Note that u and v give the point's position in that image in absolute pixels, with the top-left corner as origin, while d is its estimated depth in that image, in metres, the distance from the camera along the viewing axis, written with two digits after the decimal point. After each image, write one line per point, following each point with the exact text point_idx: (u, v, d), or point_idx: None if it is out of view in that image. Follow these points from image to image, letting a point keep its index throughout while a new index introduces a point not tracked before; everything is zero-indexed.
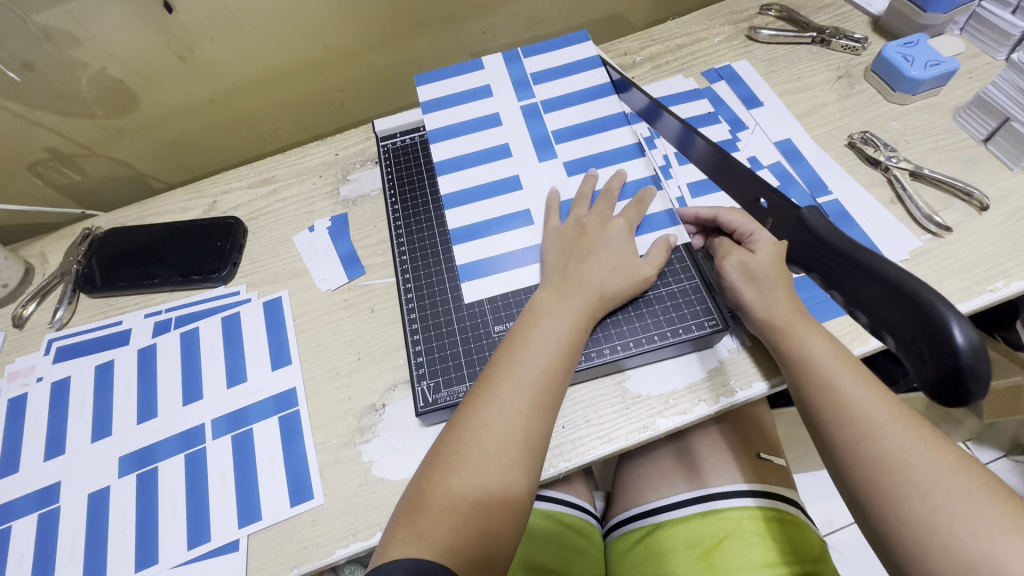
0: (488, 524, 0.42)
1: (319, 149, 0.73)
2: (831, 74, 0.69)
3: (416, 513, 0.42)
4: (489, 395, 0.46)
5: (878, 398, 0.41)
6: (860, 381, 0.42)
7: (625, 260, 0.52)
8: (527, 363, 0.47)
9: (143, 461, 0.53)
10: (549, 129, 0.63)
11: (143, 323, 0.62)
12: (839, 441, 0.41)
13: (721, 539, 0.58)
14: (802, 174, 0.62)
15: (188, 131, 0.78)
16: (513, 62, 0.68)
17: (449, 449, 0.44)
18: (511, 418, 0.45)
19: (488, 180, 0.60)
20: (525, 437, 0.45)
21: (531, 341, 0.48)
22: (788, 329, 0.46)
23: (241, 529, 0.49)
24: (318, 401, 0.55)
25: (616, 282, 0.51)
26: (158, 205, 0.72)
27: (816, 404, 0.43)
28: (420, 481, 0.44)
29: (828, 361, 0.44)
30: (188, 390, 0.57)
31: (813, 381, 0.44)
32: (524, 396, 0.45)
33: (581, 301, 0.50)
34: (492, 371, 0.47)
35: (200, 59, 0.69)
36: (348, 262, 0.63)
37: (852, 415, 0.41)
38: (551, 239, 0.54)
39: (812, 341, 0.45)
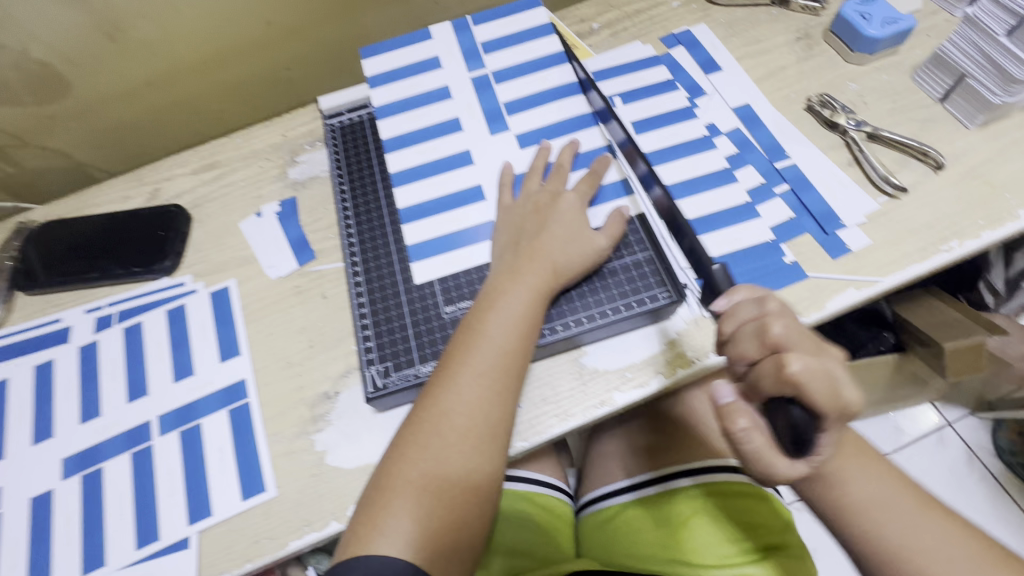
0: (452, 515, 0.42)
1: (266, 130, 0.70)
2: (790, 36, 0.67)
3: (374, 509, 0.41)
4: (447, 382, 0.45)
5: (932, 533, 0.43)
6: (915, 514, 0.44)
7: (578, 232, 0.50)
8: (483, 350, 0.45)
9: (87, 462, 0.51)
10: (501, 102, 0.61)
11: (83, 319, 0.59)
12: (855, 536, 0.44)
13: (687, 518, 0.57)
14: (760, 139, 0.60)
15: (126, 117, 0.74)
16: (462, 32, 0.65)
17: (408, 441, 0.44)
18: (469, 406, 0.44)
19: (438, 157, 0.58)
20: (484, 423, 0.44)
21: (488, 325, 0.46)
22: (839, 479, 0.44)
23: (191, 526, 0.47)
24: (269, 392, 0.53)
25: (569, 257, 0.49)
26: (97, 195, 0.68)
27: (864, 548, 0.44)
28: (379, 472, 0.44)
29: (876, 498, 0.44)
30: (133, 386, 0.54)
31: (857, 531, 0.44)
32: (482, 381, 0.44)
33: (535, 278, 0.48)
34: (449, 357, 0.46)
35: (131, 39, 0.65)
36: (298, 248, 0.61)
37: (901, 558, 0.43)
38: (505, 216, 0.53)
39: (859, 481, 0.44)
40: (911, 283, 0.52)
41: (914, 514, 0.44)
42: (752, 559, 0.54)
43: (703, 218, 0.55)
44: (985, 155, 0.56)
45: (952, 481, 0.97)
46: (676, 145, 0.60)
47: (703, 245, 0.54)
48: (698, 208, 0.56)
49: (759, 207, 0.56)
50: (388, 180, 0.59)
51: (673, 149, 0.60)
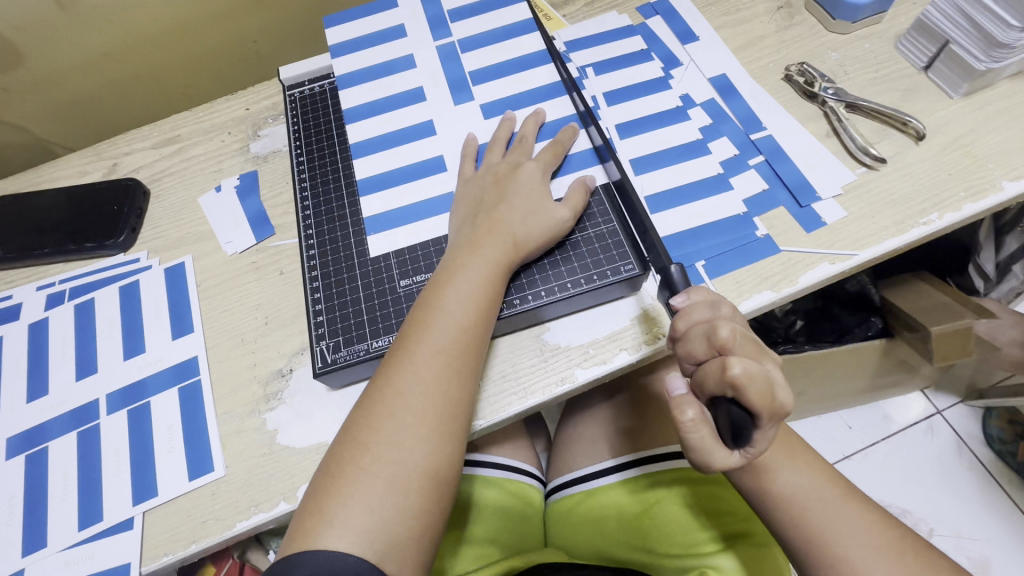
0: (408, 504, 0.38)
1: (229, 104, 0.68)
2: (771, 5, 0.64)
3: (323, 499, 0.38)
4: (401, 360, 0.42)
5: (858, 524, 0.43)
6: (840, 506, 0.43)
7: (538, 204, 0.48)
8: (439, 325, 0.43)
9: (31, 442, 0.49)
10: (466, 71, 0.58)
11: (34, 296, 0.57)
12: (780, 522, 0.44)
13: (651, 505, 0.55)
14: (735, 110, 0.58)
15: (87, 91, 0.71)
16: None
17: (361, 425, 0.41)
18: (426, 384, 0.41)
19: (399, 128, 0.56)
20: (442, 404, 0.41)
21: (444, 299, 0.44)
22: (768, 467, 0.44)
23: (136, 507, 0.46)
24: (221, 370, 0.51)
25: (531, 230, 0.47)
26: (55, 170, 0.66)
27: (790, 536, 0.44)
28: (330, 457, 0.41)
29: (802, 488, 0.44)
30: (82, 364, 0.53)
31: (783, 518, 0.44)
32: (438, 358, 0.42)
33: (495, 250, 0.46)
34: (404, 335, 0.43)
35: (85, 7, 0.63)
36: (257, 223, 0.59)
37: (823, 545, 0.42)
38: (465, 187, 0.51)
39: (786, 472, 0.44)
40: (888, 259, 0.50)
41: (838, 505, 0.43)
42: (720, 547, 0.51)
43: (672, 191, 0.53)
44: (968, 125, 0.54)
45: (939, 468, 0.95)
46: (647, 116, 0.58)
47: (671, 219, 0.52)
48: (667, 181, 0.54)
49: (732, 179, 0.54)
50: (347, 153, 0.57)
51: (644, 121, 0.58)
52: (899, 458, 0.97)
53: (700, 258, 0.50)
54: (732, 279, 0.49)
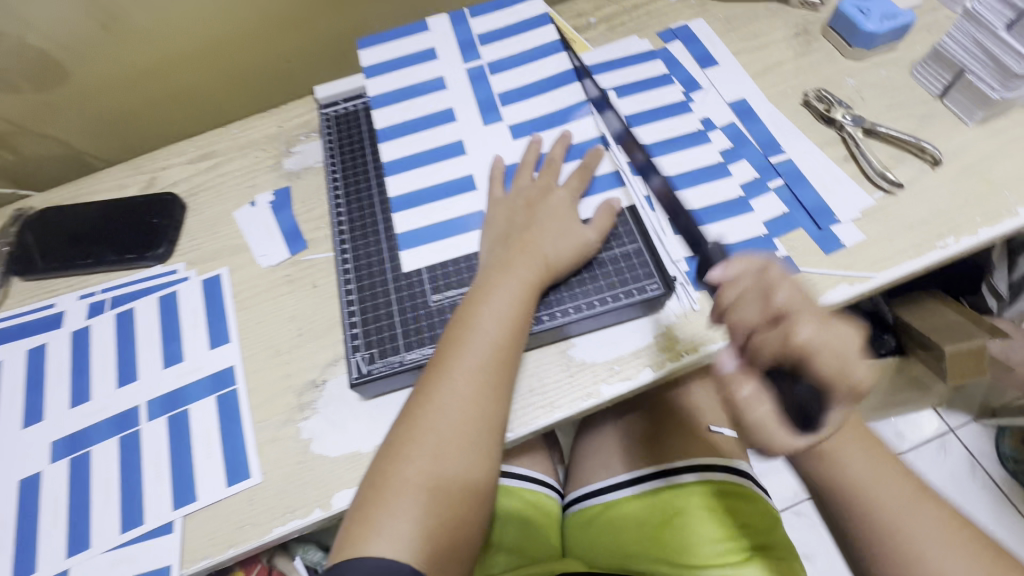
0: (450, 513, 0.41)
1: (263, 121, 0.71)
2: (789, 31, 0.67)
3: (367, 509, 0.40)
4: (440, 375, 0.44)
5: (930, 519, 0.43)
6: (909, 502, 0.44)
7: (568, 226, 0.50)
8: (474, 341, 0.45)
9: (75, 445, 0.51)
10: (495, 93, 0.61)
11: (76, 305, 0.60)
12: (849, 511, 0.45)
13: (671, 517, 0.56)
14: (755, 134, 0.60)
15: (126, 107, 0.74)
16: (459, 24, 0.65)
17: (402, 438, 0.42)
18: (463, 400, 0.43)
19: (430, 146, 0.58)
20: (480, 418, 0.43)
21: (478, 316, 0.46)
22: (834, 455, 0.45)
23: (175, 511, 0.47)
24: (257, 379, 0.53)
25: (561, 253, 0.49)
26: (95, 183, 0.69)
27: (854, 523, 0.44)
28: (372, 471, 0.42)
29: (868, 480, 0.44)
30: (123, 372, 0.55)
31: (852, 507, 0.44)
32: (476, 374, 0.43)
33: (526, 270, 0.48)
34: (441, 351, 0.45)
35: (128, 27, 0.66)
36: (290, 237, 0.61)
37: (895, 535, 0.43)
38: (497, 207, 0.53)
39: (855, 463, 0.45)
40: (907, 280, 0.51)
41: (909, 501, 0.44)
42: (746, 557, 0.54)
43: (695, 212, 0.55)
44: (983, 152, 0.55)
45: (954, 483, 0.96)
46: (669, 138, 0.60)
47: (692, 240, 0.54)
48: (689, 201, 0.56)
49: (753, 201, 0.56)
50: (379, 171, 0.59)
51: (665, 143, 0.60)
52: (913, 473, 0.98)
53: None
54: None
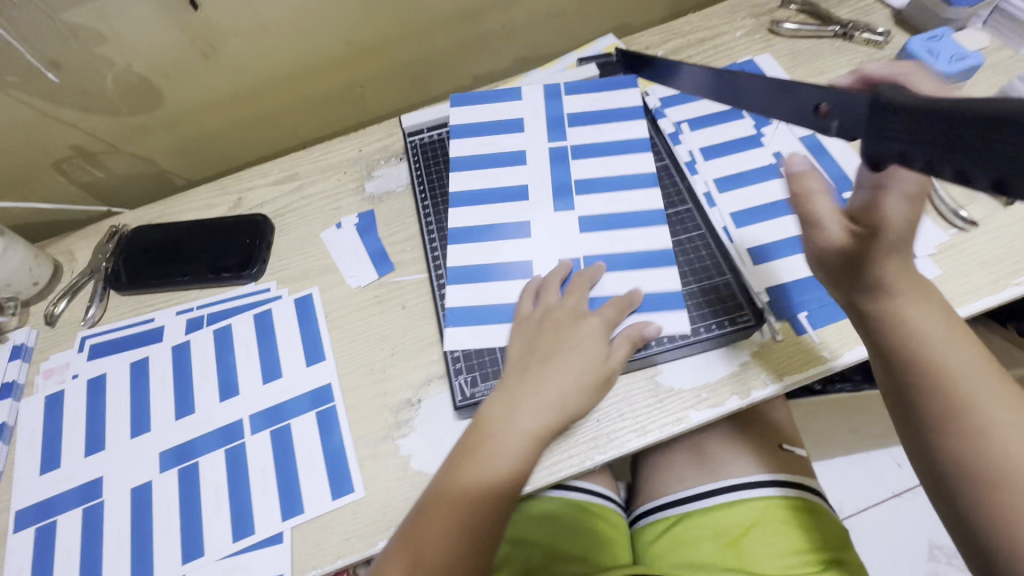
0: (481, 532, 0.45)
1: (343, 145, 0.74)
2: (854, 68, 0.69)
3: (423, 516, 0.45)
4: (511, 406, 0.48)
5: (1002, 402, 0.39)
6: (987, 382, 0.40)
7: (592, 361, 0.50)
8: (545, 407, 0.48)
9: (183, 456, 0.54)
10: (573, 177, 0.61)
11: (175, 320, 0.63)
12: (921, 382, 0.41)
13: (747, 527, 0.58)
14: (826, 169, 0.62)
15: (209, 128, 0.78)
16: (552, 98, 0.67)
17: (463, 465, 0.47)
18: (524, 431, 0.47)
19: (508, 223, 0.60)
20: (530, 451, 0.47)
21: (552, 384, 0.49)
22: (902, 318, 0.43)
23: (284, 522, 0.50)
24: (353, 396, 0.56)
25: (577, 394, 0.49)
26: (184, 202, 0.72)
27: (920, 397, 0.41)
28: (433, 483, 0.47)
29: (942, 356, 0.41)
30: (225, 386, 0.57)
31: (924, 380, 0.41)
32: (539, 412, 0.48)
33: (555, 390, 0.49)
34: (509, 391, 0.49)
35: (223, 56, 0.69)
36: (377, 259, 0.64)
37: (962, 411, 0.40)
38: (520, 328, 0.53)
39: (925, 322, 0.42)
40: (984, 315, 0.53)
41: (991, 383, 0.40)
42: (822, 568, 0.55)
43: (767, 245, 0.57)
44: None
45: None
46: (742, 172, 0.62)
47: (767, 278, 0.55)
48: (761, 235, 0.58)
49: None
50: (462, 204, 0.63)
51: (735, 178, 0.62)
52: None
53: (801, 309, 0.54)
54: (830, 332, 0.53)
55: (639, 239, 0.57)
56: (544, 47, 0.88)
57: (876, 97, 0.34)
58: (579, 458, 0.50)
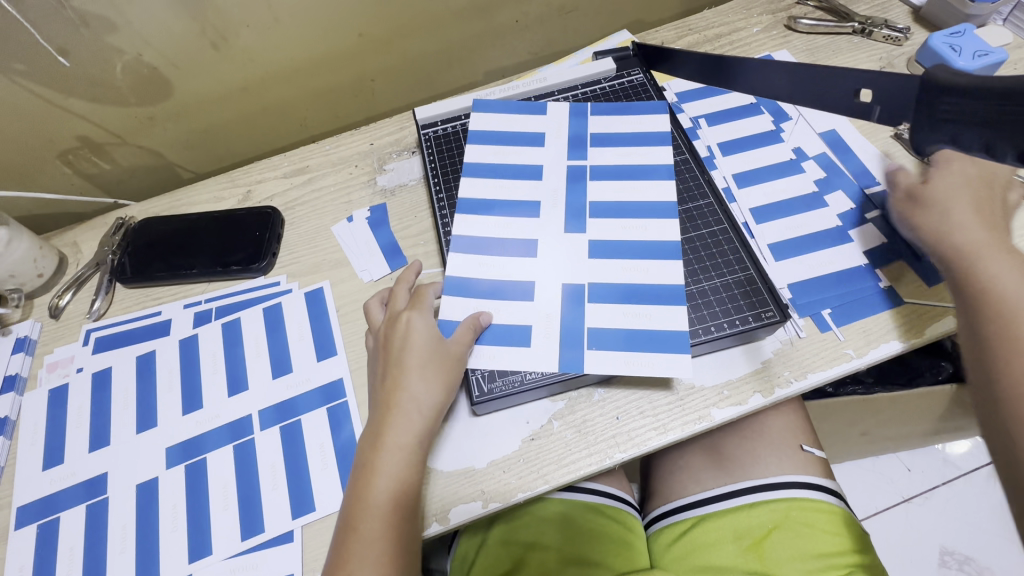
0: (408, 544, 0.44)
1: (354, 138, 0.73)
2: (873, 65, 0.68)
3: (347, 549, 0.43)
4: (388, 418, 0.47)
5: None
6: None
7: (434, 355, 0.49)
8: (406, 417, 0.47)
9: (190, 452, 0.53)
10: (589, 200, 0.58)
11: (182, 314, 0.61)
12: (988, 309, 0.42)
13: (768, 531, 0.57)
14: (849, 165, 0.61)
15: (217, 120, 0.77)
16: (576, 118, 0.64)
17: (357, 502, 0.44)
18: (408, 438, 0.46)
19: (514, 235, 0.56)
20: (418, 455, 0.46)
21: (401, 396, 0.47)
22: (981, 261, 0.44)
23: (295, 520, 0.48)
24: (366, 392, 0.54)
25: (429, 392, 0.48)
26: (192, 194, 0.71)
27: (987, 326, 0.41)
28: (344, 511, 0.45)
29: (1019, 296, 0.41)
30: (233, 381, 0.56)
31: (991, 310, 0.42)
32: (417, 417, 0.47)
33: (413, 393, 0.47)
34: (381, 407, 0.48)
35: (235, 47, 0.69)
36: (390, 253, 0.62)
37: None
38: (371, 359, 0.52)
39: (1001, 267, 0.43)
40: None
41: None
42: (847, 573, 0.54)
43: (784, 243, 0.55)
44: None
45: (998, 516, 1.03)
46: (762, 168, 0.61)
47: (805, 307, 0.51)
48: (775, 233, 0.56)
49: (853, 231, 0.57)
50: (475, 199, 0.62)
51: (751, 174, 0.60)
52: (957, 502, 1.06)
53: (826, 307, 0.53)
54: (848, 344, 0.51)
55: (641, 268, 0.53)
56: (557, 42, 0.87)
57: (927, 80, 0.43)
58: (598, 456, 0.49)
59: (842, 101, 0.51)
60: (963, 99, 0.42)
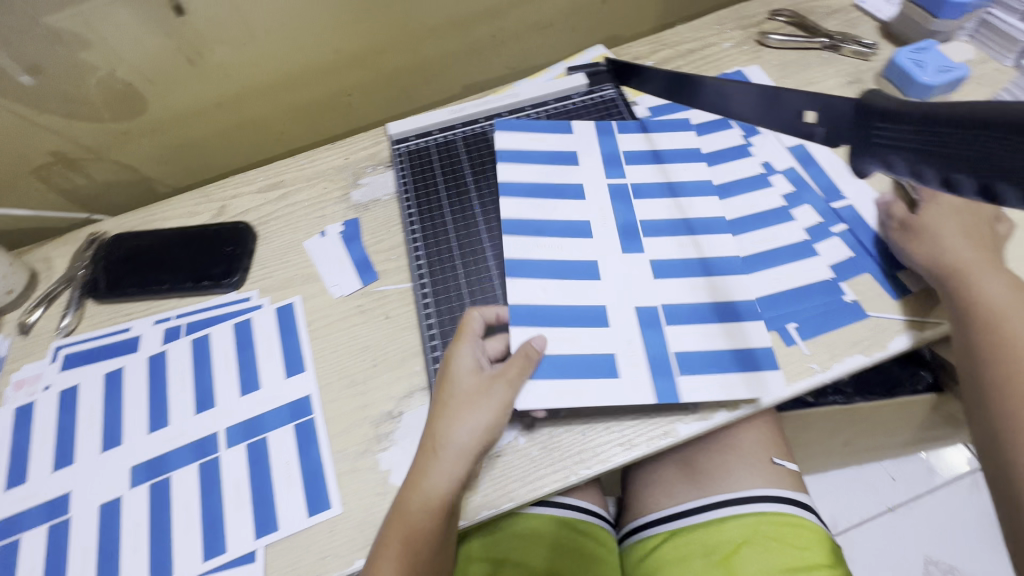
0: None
1: (329, 153, 0.73)
2: (842, 79, 0.69)
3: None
4: (430, 460, 0.46)
5: None
6: None
7: (485, 392, 0.47)
8: (446, 460, 0.46)
9: (155, 471, 0.52)
10: (640, 218, 0.58)
11: (152, 330, 0.61)
12: (977, 329, 0.48)
13: (737, 546, 0.57)
14: (816, 179, 0.62)
15: (193, 135, 0.77)
16: (607, 137, 0.64)
17: (398, 527, 0.45)
18: (446, 481, 0.45)
19: None
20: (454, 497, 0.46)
21: (444, 438, 0.46)
22: (972, 285, 0.49)
23: (258, 540, 0.48)
24: (333, 409, 0.54)
25: (472, 434, 0.46)
26: (167, 209, 0.71)
27: (978, 345, 0.48)
28: (376, 544, 0.45)
29: (1001, 312, 0.48)
30: (201, 398, 0.56)
31: (981, 330, 0.48)
32: (457, 461, 0.46)
33: (454, 437, 0.46)
34: (425, 446, 0.47)
35: (209, 63, 0.69)
36: (361, 268, 0.63)
37: (1013, 362, 0.46)
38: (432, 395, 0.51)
39: (992, 289, 0.49)
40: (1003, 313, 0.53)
41: None
42: None
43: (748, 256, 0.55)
44: None
45: (978, 526, 1.03)
46: (731, 182, 0.62)
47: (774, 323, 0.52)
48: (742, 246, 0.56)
49: (818, 245, 0.57)
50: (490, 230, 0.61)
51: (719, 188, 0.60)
52: (941, 511, 1.05)
53: (793, 321, 0.53)
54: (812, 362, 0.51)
55: None
56: (535, 57, 0.88)
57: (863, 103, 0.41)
58: (562, 474, 0.48)
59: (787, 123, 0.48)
60: (899, 126, 0.38)
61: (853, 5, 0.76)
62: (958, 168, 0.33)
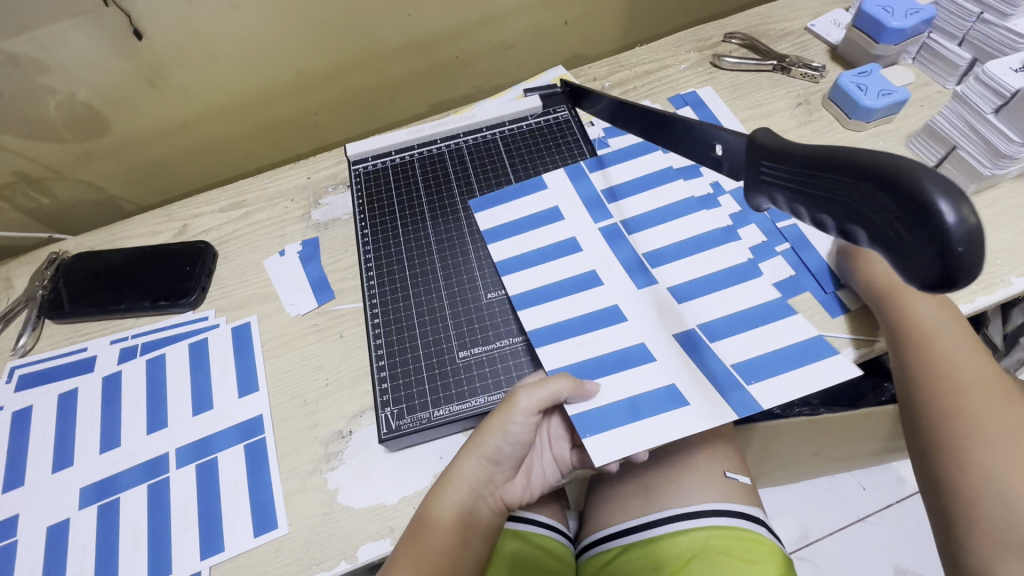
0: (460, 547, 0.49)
1: (292, 172, 0.74)
2: (791, 101, 0.71)
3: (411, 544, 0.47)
4: (467, 449, 0.49)
5: (976, 371, 0.46)
6: (969, 357, 0.47)
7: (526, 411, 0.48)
8: (482, 451, 0.49)
9: (105, 492, 0.52)
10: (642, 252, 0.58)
11: (108, 350, 0.61)
12: (909, 346, 0.50)
13: (687, 560, 0.58)
14: None
15: (158, 155, 0.78)
16: (579, 180, 0.64)
17: (435, 502, 0.48)
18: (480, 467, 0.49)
19: None
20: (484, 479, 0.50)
21: (483, 433, 0.49)
22: (904, 304, 0.51)
23: (203, 561, 0.48)
24: (284, 428, 0.55)
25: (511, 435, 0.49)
26: (129, 228, 0.72)
27: (911, 362, 0.49)
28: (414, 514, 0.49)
29: (930, 329, 0.50)
30: (153, 418, 0.56)
31: (912, 346, 0.49)
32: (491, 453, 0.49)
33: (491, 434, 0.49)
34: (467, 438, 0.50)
35: (171, 85, 0.70)
36: (318, 287, 0.63)
37: (945, 375, 0.47)
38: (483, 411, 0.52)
39: (923, 307, 0.51)
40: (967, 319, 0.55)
41: (969, 355, 0.48)
42: None
43: (698, 276, 0.55)
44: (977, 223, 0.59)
45: None
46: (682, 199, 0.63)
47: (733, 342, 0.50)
48: (695, 267, 0.56)
49: (762, 263, 0.59)
50: (486, 259, 0.61)
51: (668, 207, 0.61)
52: (910, 520, 1.07)
53: None
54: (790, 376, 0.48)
55: None
56: (501, 77, 0.90)
57: (752, 140, 0.36)
58: None
59: (699, 155, 0.44)
60: (789, 167, 0.34)
61: (803, 29, 0.78)
62: (854, 221, 0.30)
